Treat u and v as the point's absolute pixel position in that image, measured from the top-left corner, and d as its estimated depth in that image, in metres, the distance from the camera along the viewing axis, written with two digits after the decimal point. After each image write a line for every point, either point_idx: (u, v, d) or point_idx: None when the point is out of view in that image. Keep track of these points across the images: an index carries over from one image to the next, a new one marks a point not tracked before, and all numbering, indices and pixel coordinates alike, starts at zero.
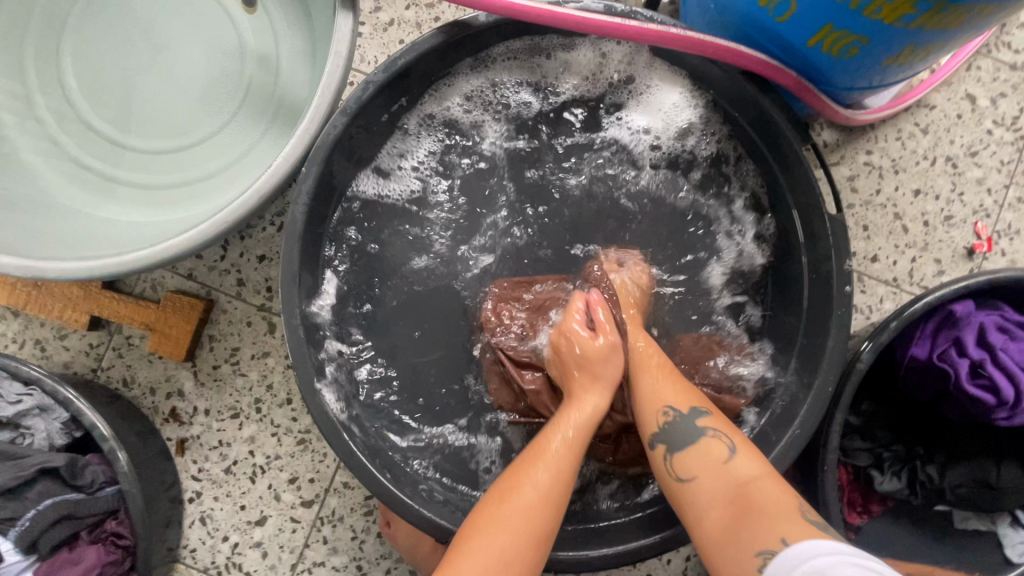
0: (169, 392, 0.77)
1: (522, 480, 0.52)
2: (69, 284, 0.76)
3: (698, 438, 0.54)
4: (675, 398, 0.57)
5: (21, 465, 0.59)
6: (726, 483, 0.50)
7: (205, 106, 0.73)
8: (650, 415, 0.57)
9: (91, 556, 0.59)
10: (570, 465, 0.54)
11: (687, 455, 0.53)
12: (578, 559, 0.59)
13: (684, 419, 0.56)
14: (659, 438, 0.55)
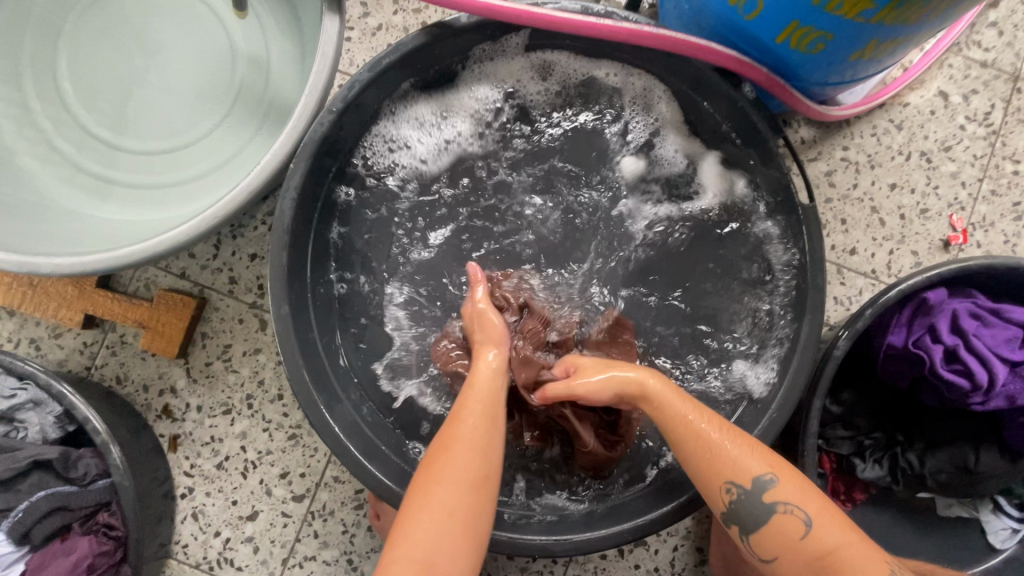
0: (162, 389, 0.78)
1: (442, 474, 0.51)
2: (64, 283, 0.77)
3: (769, 515, 0.50)
4: (738, 478, 0.51)
5: (15, 457, 0.60)
6: (807, 557, 0.49)
7: (198, 109, 0.75)
8: (712, 489, 0.52)
9: (83, 546, 0.60)
10: (477, 463, 0.52)
11: (765, 539, 0.50)
12: (559, 542, 0.59)
13: (752, 495, 0.51)
14: (729, 516, 0.52)
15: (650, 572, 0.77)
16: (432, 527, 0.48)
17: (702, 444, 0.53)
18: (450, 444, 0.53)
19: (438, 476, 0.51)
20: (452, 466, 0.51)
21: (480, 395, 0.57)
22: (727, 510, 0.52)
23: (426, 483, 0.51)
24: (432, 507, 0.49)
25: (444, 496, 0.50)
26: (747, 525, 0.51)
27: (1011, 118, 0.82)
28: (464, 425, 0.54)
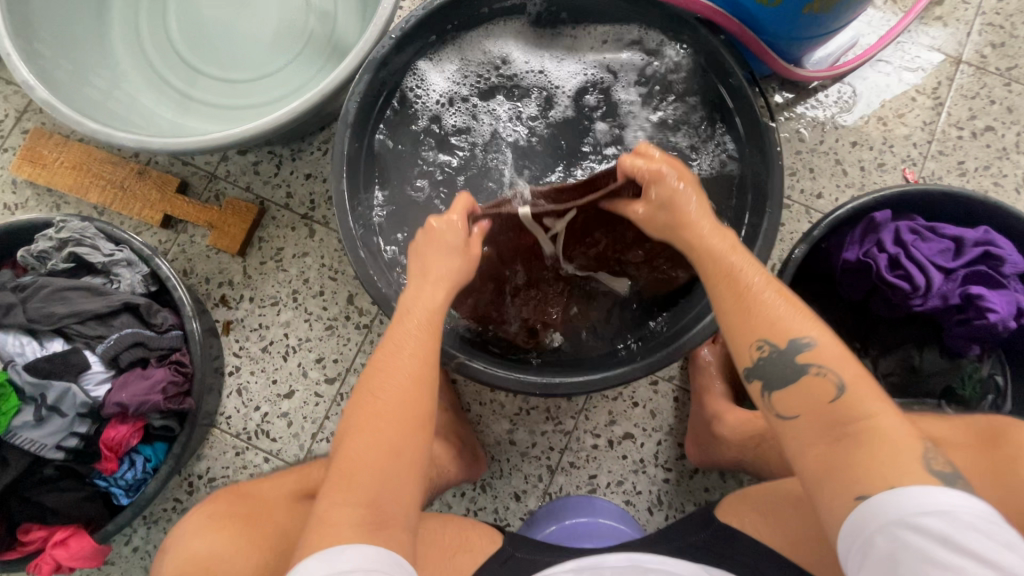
0: (221, 282, 0.92)
1: (359, 428, 0.51)
2: (149, 188, 0.92)
3: (800, 375, 0.49)
4: (775, 340, 0.50)
5: (110, 298, 0.72)
6: (824, 419, 0.47)
7: (275, 49, 0.92)
8: (742, 347, 0.52)
9: (160, 373, 0.71)
10: (394, 410, 0.52)
11: (785, 396, 0.50)
12: (547, 381, 0.69)
13: (781, 355, 0.50)
14: (754, 374, 0.51)
15: (636, 463, 0.86)
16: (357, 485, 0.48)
17: (748, 296, 0.52)
18: (372, 409, 0.52)
19: (351, 447, 0.50)
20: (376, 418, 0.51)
21: (416, 323, 0.58)
22: (755, 367, 0.51)
23: (348, 443, 0.51)
24: (336, 489, 0.48)
25: (363, 450, 0.50)
26: (772, 381, 0.50)
27: (956, 93, 0.96)
28: (380, 374, 0.54)
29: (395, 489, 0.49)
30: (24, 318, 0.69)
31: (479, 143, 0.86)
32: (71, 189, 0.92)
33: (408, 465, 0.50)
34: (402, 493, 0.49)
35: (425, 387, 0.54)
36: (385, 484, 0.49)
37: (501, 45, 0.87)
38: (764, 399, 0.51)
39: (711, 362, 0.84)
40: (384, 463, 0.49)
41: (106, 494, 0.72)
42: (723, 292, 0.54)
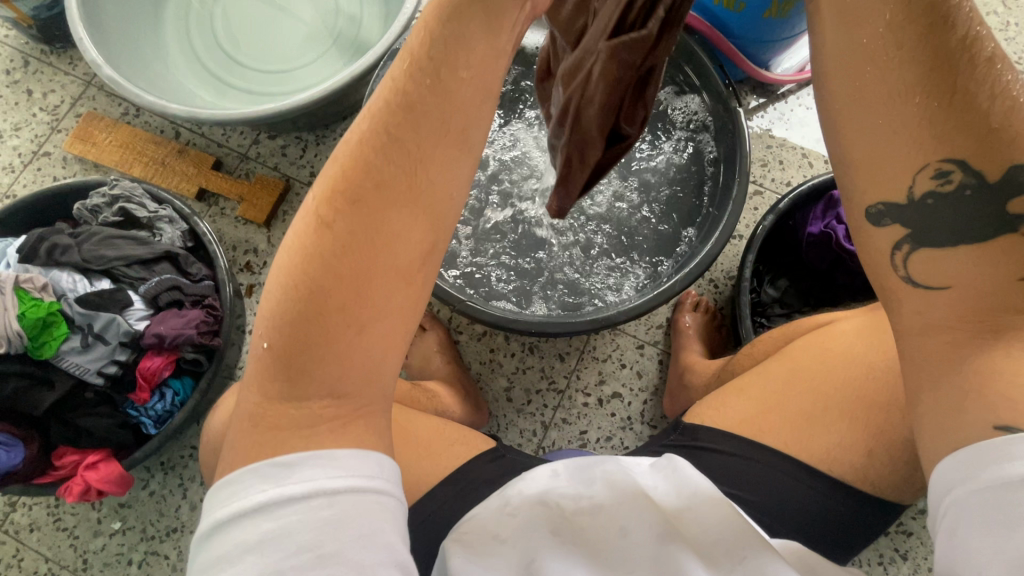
0: (247, 249, 1.01)
1: (311, 295, 0.38)
2: (186, 165, 1.02)
3: (954, 233, 0.37)
4: (977, 165, 0.35)
5: (153, 247, 0.81)
6: (975, 298, 0.35)
7: (306, 47, 1.04)
8: (896, 169, 0.36)
9: (194, 313, 0.79)
10: (352, 275, 0.38)
11: (934, 264, 0.37)
12: (540, 325, 0.78)
13: (946, 195, 0.36)
14: (889, 215, 0.38)
15: (624, 419, 0.93)
16: (329, 362, 0.38)
17: (973, 80, 0.33)
18: (350, 250, 0.38)
19: (302, 318, 0.38)
20: (327, 286, 0.38)
21: (355, 168, 0.39)
22: (920, 204, 0.37)
23: (293, 313, 0.38)
24: (286, 369, 0.38)
25: (313, 324, 0.38)
26: (923, 230, 0.37)
27: None
28: (321, 235, 0.39)
29: (374, 357, 0.40)
30: (78, 258, 0.77)
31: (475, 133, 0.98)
32: (116, 164, 1.02)
33: (391, 329, 0.40)
34: (373, 361, 0.40)
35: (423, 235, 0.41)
36: (356, 351, 0.39)
37: None
38: (880, 230, 0.38)
39: (690, 326, 0.92)
40: (359, 325, 0.39)
41: (135, 424, 0.78)
42: (889, 86, 0.35)
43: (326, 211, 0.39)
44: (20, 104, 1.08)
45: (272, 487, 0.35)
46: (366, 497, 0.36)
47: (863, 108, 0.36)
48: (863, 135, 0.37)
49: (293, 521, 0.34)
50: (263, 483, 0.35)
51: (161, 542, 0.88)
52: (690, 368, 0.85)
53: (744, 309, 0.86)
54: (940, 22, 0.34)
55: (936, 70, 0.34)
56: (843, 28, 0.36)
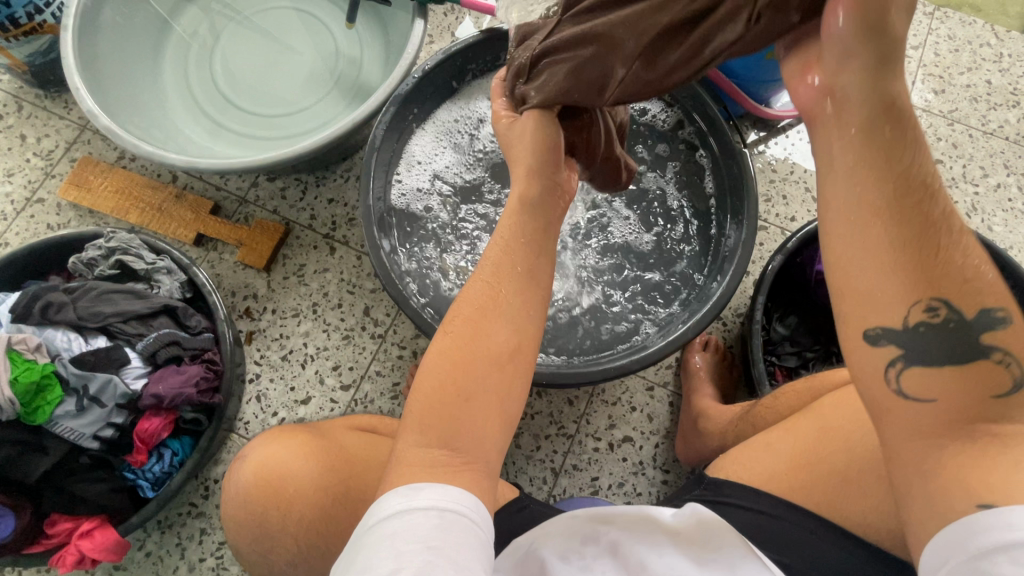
0: (246, 295, 0.98)
1: (443, 377, 0.49)
2: (184, 210, 1.01)
3: (950, 360, 0.38)
4: (958, 306, 0.37)
5: (151, 301, 0.79)
6: (960, 412, 0.37)
7: (306, 89, 1.03)
8: (894, 307, 0.38)
9: (194, 370, 0.77)
10: (472, 363, 0.50)
11: (927, 378, 0.38)
12: (550, 375, 0.76)
13: (948, 331, 0.37)
14: (886, 338, 0.38)
15: (636, 465, 0.91)
16: (459, 428, 0.47)
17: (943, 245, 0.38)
18: (464, 362, 0.50)
19: (434, 392, 0.49)
20: (448, 366, 0.50)
21: (474, 292, 0.54)
22: (915, 330, 0.38)
23: (427, 390, 0.49)
24: (425, 428, 0.47)
25: (444, 395, 0.48)
26: (916, 354, 0.38)
27: None
28: (446, 335, 0.52)
29: (496, 430, 0.49)
30: (73, 316, 0.75)
31: (481, 181, 0.95)
32: (112, 210, 1.00)
33: (499, 401, 0.49)
34: (487, 430, 0.48)
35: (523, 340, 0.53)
36: (479, 426, 0.48)
37: None
38: (874, 349, 0.39)
39: (700, 367, 0.91)
40: (473, 408, 0.48)
41: (132, 487, 0.75)
42: (864, 225, 0.38)
43: (445, 336, 0.52)
44: (13, 149, 1.06)
45: (405, 501, 0.43)
46: (470, 524, 0.43)
47: (856, 246, 0.39)
48: (859, 260, 0.38)
49: (421, 527, 0.41)
50: (400, 499, 0.43)
51: None
52: (704, 413, 0.83)
53: (756, 352, 0.85)
54: (915, 195, 0.38)
55: (903, 219, 0.37)
56: (854, 177, 0.40)
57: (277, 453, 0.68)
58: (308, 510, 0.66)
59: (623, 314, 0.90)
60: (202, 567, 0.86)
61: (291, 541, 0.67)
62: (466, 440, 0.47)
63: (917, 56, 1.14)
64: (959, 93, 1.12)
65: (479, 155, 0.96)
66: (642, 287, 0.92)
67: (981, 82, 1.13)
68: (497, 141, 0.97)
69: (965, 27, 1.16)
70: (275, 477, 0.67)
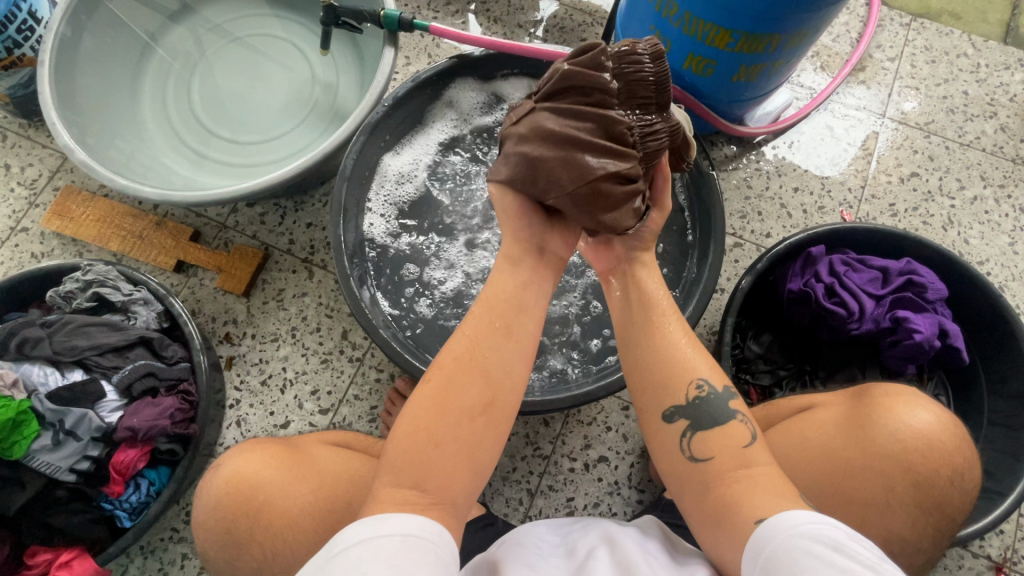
0: (226, 320, 1.00)
1: (419, 422, 0.50)
2: (164, 237, 1.02)
3: (725, 419, 0.54)
4: (710, 380, 0.55)
5: (127, 333, 0.80)
6: (736, 458, 0.52)
7: (283, 115, 1.05)
8: (680, 386, 0.55)
9: (169, 401, 0.78)
10: (450, 410, 0.50)
11: (705, 440, 0.53)
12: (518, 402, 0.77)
13: (715, 399, 0.55)
14: (680, 412, 0.54)
15: (611, 484, 0.91)
16: (427, 474, 0.48)
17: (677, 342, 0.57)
18: (455, 405, 0.50)
19: (408, 435, 0.50)
20: (424, 410, 0.50)
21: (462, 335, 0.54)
22: (691, 403, 0.54)
23: (404, 434, 0.50)
24: (397, 472, 0.48)
25: (420, 441, 0.49)
26: (697, 424, 0.54)
27: (882, 144, 1.10)
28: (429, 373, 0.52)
29: (468, 474, 0.49)
30: (50, 351, 0.76)
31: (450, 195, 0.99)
32: (94, 238, 1.02)
33: (476, 450, 0.50)
34: (456, 478, 0.49)
35: (507, 393, 0.52)
36: (456, 470, 0.49)
37: (480, 109, 1.00)
38: (670, 425, 0.55)
39: None
40: (457, 450, 0.49)
41: (110, 516, 0.77)
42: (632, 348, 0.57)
43: (437, 375, 0.52)
44: None
45: (370, 531, 0.44)
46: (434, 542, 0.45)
47: (645, 350, 0.56)
48: (642, 372, 0.56)
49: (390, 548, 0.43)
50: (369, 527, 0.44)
51: None
52: None
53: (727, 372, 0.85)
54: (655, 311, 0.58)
55: (652, 331, 0.57)
56: (634, 298, 0.60)
57: (249, 460, 0.69)
58: (276, 519, 0.66)
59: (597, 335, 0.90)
60: None
61: (258, 550, 0.66)
62: (434, 486, 0.48)
63: (894, 68, 1.14)
64: (935, 104, 1.12)
65: (447, 171, 1.00)
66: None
67: (958, 93, 1.13)
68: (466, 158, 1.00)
69: (942, 37, 1.16)
70: (251, 488, 0.67)
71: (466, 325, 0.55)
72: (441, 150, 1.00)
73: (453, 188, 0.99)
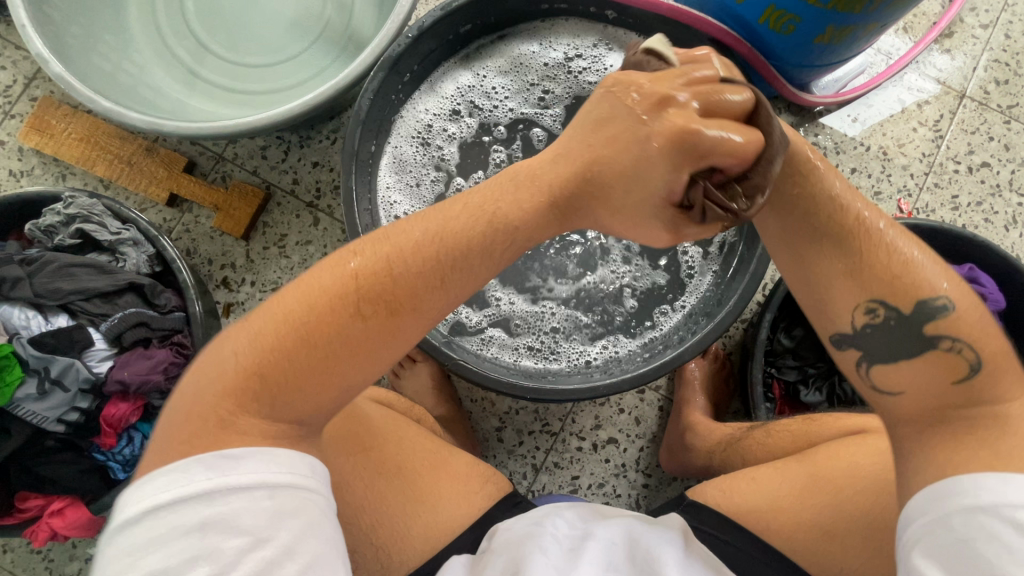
0: (224, 264, 0.93)
1: (253, 356, 0.39)
2: (156, 165, 0.93)
3: (920, 350, 0.44)
4: (889, 298, 0.45)
5: (115, 277, 0.74)
6: (932, 402, 0.44)
7: (289, 35, 0.92)
8: (843, 304, 0.46)
9: (162, 354, 0.73)
10: (286, 349, 0.39)
11: (892, 375, 0.45)
12: (533, 387, 0.73)
13: (907, 312, 0.44)
14: (845, 341, 0.47)
15: (618, 467, 0.89)
16: (272, 413, 0.40)
17: (857, 235, 0.45)
18: (342, 343, 0.40)
19: (234, 370, 0.39)
20: (246, 344, 0.39)
21: (321, 267, 0.41)
22: (860, 331, 0.46)
23: (224, 368, 0.39)
24: (219, 414, 0.39)
25: (253, 381, 0.39)
26: (871, 353, 0.46)
27: (957, 126, 0.98)
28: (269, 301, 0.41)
29: (300, 413, 0.41)
30: (30, 293, 0.71)
31: (506, 135, 0.90)
32: (76, 160, 0.92)
33: (328, 390, 0.41)
34: (301, 417, 0.41)
35: (390, 351, 0.42)
36: (299, 407, 0.40)
37: (530, 44, 0.90)
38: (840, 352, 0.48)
39: (696, 375, 0.87)
40: (313, 389, 0.40)
41: (102, 468, 0.74)
42: (825, 253, 0.46)
43: (342, 305, 0.40)
44: None
45: (214, 472, 0.37)
46: (304, 497, 0.39)
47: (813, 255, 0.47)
48: (805, 286, 0.48)
49: (235, 516, 0.36)
50: (205, 471, 0.37)
51: None
52: (692, 427, 0.80)
53: (757, 369, 0.80)
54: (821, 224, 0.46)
55: (830, 229, 0.46)
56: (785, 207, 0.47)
57: None
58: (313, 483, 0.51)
59: (624, 321, 0.84)
60: None
61: None
62: (270, 424, 0.40)
63: (984, 37, 1.00)
64: None
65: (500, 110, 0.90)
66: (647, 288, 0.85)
67: None
68: (522, 91, 0.90)
69: None
70: None
71: (404, 257, 0.41)
72: (491, 84, 0.90)
73: (511, 129, 0.90)
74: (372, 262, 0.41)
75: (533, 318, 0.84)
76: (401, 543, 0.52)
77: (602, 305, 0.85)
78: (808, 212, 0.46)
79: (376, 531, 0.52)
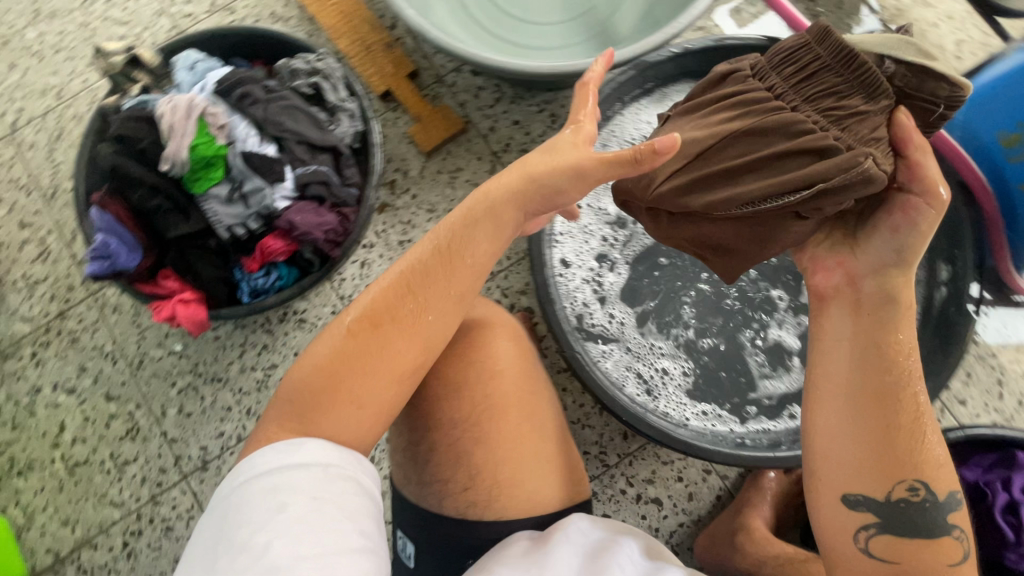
0: (398, 168, 0.99)
1: (350, 341, 0.53)
2: (388, 61, 1.00)
3: (930, 526, 0.51)
4: (927, 482, 0.50)
5: (326, 136, 0.81)
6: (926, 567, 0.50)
7: (554, 4, 0.97)
8: (892, 482, 0.51)
9: (330, 219, 0.79)
10: (371, 324, 0.53)
11: (891, 543, 0.50)
12: (638, 414, 0.72)
13: (932, 499, 0.50)
14: (872, 505, 0.51)
15: (651, 529, 0.86)
16: (373, 372, 0.52)
17: (903, 418, 0.51)
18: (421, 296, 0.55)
19: (334, 356, 0.52)
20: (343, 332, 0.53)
21: (394, 271, 0.56)
22: (893, 504, 0.50)
23: (330, 356, 0.52)
24: (330, 389, 0.51)
25: (355, 353, 0.52)
26: (886, 524, 0.50)
27: None
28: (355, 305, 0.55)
29: (393, 367, 0.53)
30: (259, 115, 0.78)
31: None
32: (328, 27, 1.01)
33: (412, 343, 0.54)
34: (394, 372, 0.53)
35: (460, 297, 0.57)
36: (392, 360, 0.53)
37: None
38: (852, 511, 0.51)
39: (772, 486, 0.83)
40: (400, 340, 0.54)
41: (234, 284, 0.80)
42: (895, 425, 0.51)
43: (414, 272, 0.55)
44: None
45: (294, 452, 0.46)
46: (350, 485, 0.46)
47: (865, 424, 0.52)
48: (837, 442, 0.53)
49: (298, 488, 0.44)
50: (280, 454, 0.46)
51: (203, 383, 0.94)
52: (750, 530, 0.77)
53: None
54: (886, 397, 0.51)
55: (889, 402, 0.51)
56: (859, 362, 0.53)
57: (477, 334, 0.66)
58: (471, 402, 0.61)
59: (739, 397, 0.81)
60: (251, 374, 0.94)
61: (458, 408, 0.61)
62: (374, 384, 0.52)
63: None
64: None
65: None
66: (775, 377, 0.81)
67: None
68: None
69: None
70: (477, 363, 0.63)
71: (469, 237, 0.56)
72: None
73: None
74: (438, 244, 0.56)
75: (652, 350, 0.82)
76: (499, 499, 0.57)
77: (721, 372, 0.82)
78: (860, 380, 0.53)
79: (477, 481, 0.57)
